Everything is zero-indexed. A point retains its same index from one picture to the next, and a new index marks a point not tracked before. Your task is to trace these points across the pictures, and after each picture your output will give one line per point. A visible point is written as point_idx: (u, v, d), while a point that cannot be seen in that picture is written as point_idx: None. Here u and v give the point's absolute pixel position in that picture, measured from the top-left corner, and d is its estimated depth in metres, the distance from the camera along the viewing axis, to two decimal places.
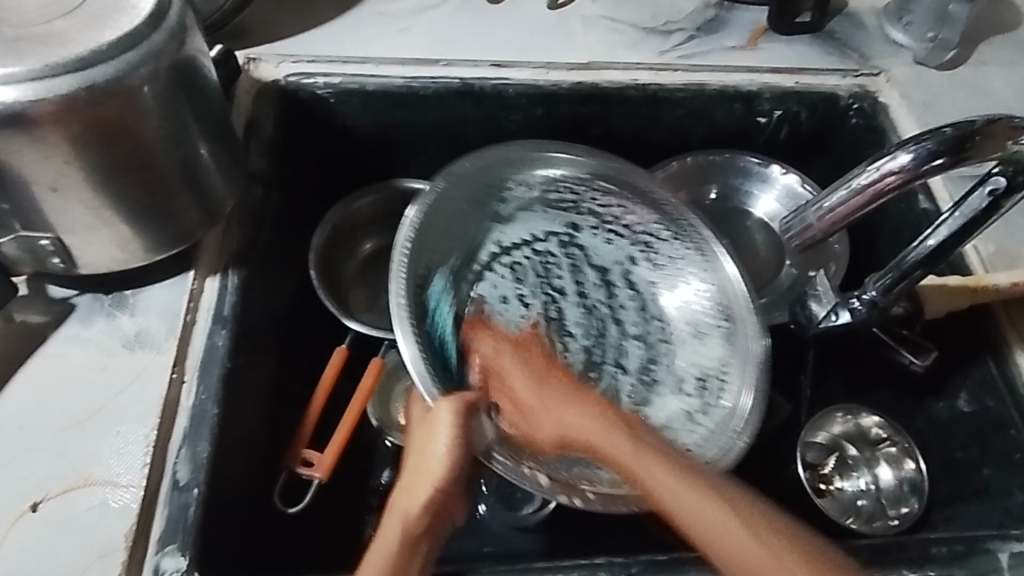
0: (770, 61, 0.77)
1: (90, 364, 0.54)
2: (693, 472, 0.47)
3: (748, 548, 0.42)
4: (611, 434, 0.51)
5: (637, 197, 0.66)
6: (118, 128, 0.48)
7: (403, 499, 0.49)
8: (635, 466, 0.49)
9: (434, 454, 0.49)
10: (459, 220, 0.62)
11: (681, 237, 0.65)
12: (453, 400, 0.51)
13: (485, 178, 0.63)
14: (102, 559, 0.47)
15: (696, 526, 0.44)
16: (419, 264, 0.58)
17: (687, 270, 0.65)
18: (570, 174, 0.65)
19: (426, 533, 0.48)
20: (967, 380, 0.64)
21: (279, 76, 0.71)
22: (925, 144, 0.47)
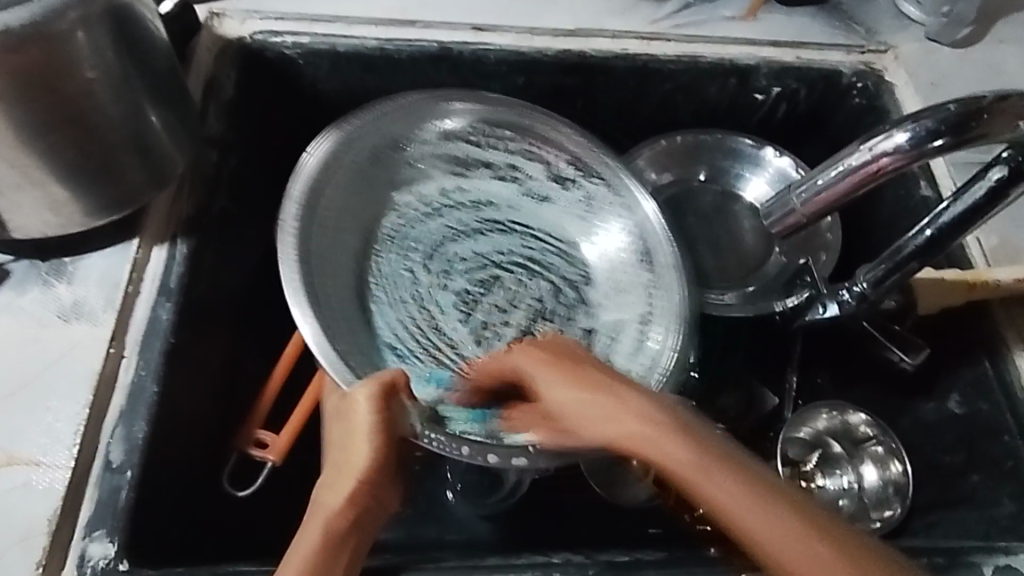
0: (770, 34, 0.72)
1: (23, 335, 0.51)
2: (669, 414, 0.41)
3: (776, 535, 0.36)
4: (605, 392, 0.43)
5: (574, 147, 0.65)
6: (44, 81, 0.44)
7: (325, 492, 0.45)
8: (644, 443, 0.40)
9: (359, 442, 0.46)
10: (350, 178, 0.60)
11: (584, 172, 0.65)
12: (371, 379, 0.48)
13: (369, 142, 0.61)
14: (23, 543, 0.44)
15: (721, 505, 0.37)
16: (321, 243, 0.57)
17: (607, 220, 0.64)
18: (474, 125, 0.64)
19: (353, 527, 0.44)
20: (959, 380, 0.61)
21: (243, 34, 0.66)
22: (925, 122, 0.43)
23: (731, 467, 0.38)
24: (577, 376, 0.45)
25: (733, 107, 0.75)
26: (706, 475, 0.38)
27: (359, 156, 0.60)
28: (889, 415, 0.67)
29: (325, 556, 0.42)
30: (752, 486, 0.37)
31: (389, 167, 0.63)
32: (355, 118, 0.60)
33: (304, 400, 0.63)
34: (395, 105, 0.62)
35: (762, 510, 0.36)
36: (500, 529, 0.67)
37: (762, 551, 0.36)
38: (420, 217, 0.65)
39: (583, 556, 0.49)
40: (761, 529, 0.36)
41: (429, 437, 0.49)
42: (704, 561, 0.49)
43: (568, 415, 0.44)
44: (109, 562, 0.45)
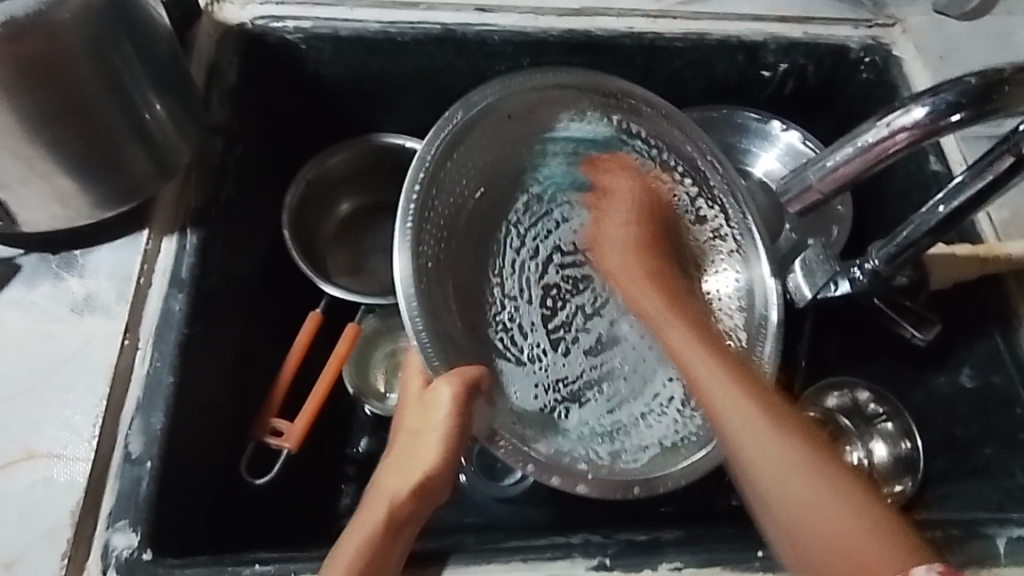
0: (777, 9, 0.71)
1: (36, 329, 0.51)
2: (760, 394, 0.47)
3: (809, 492, 0.43)
4: (677, 312, 0.53)
5: (713, 160, 0.58)
6: (47, 72, 0.43)
7: (394, 479, 0.50)
8: (714, 411, 0.47)
9: (432, 436, 0.50)
10: (479, 144, 0.52)
11: (707, 198, 0.58)
12: (456, 377, 0.48)
13: (513, 106, 0.53)
14: (48, 536, 0.45)
15: (739, 436, 0.46)
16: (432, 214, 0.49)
17: (728, 262, 0.59)
18: (614, 117, 0.56)
19: (412, 514, 0.49)
20: (971, 353, 0.61)
21: (244, 19, 0.65)
22: (942, 96, 0.43)
23: (781, 416, 0.46)
24: (755, 393, 0.47)
25: (740, 84, 0.75)
26: (780, 443, 0.45)
27: (501, 117, 0.52)
28: (900, 390, 0.67)
29: (394, 530, 0.47)
30: (822, 463, 0.44)
31: (526, 136, 0.54)
32: (519, 75, 0.52)
33: (320, 388, 0.63)
34: (536, 81, 0.53)
35: (806, 493, 0.43)
36: (516, 510, 0.67)
37: (781, 510, 0.43)
38: (535, 194, 0.56)
39: (603, 536, 0.49)
40: (793, 494, 0.43)
41: (497, 445, 0.50)
42: (722, 537, 0.50)
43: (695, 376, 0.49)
44: (133, 551, 0.45)
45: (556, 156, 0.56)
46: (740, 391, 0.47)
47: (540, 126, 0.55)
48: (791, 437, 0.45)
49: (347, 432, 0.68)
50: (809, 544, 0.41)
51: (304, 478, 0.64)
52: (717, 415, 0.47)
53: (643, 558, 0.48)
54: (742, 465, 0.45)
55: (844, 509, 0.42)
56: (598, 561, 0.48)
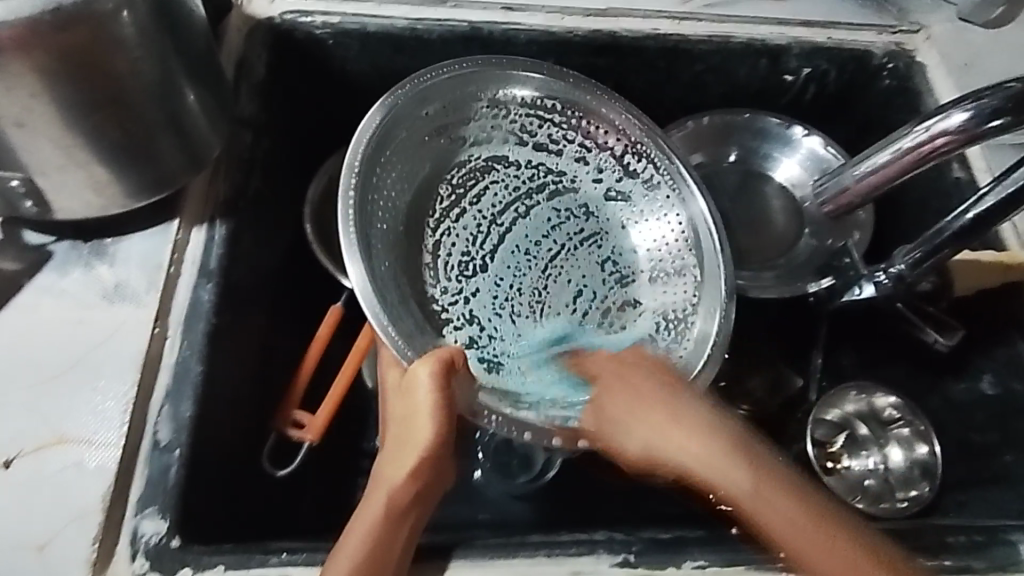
0: (802, 14, 0.72)
1: (67, 316, 0.51)
2: (731, 436, 0.47)
3: (848, 553, 0.43)
4: (695, 440, 0.47)
5: (626, 120, 0.60)
6: (91, 62, 0.44)
7: (390, 468, 0.49)
8: (697, 466, 0.46)
9: (421, 420, 0.48)
10: (407, 143, 0.56)
11: (638, 155, 0.61)
12: (429, 360, 0.47)
13: (432, 103, 0.56)
14: (78, 521, 0.45)
15: (744, 502, 0.45)
16: (372, 206, 0.52)
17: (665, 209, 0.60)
18: (534, 99, 0.59)
19: (413, 500, 0.48)
20: (991, 361, 0.62)
21: (272, 13, 0.66)
22: (984, 103, 0.43)
23: (800, 495, 0.45)
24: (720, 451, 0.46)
25: (762, 88, 0.75)
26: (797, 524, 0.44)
27: (423, 115, 0.56)
28: (919, 396, 0.67)
29: (388, 525, 0.46)
30: (818, 520, 0.44)
31: (443, 127, 0.58)
32: (427, 72, 0.55)
33: (340, 383, 0.63)
34: (448, 71, 0.56)
35: (829, 554, 0.43)
36: (532, 508, 0.68)
37: (810, 565, 0.44)
38: (452, 183, 0.59)
39: (626, 534, 0.50)
40: (832, 568, 0.43)
41: (487, 416, 0.49)
42: (743, 537, 0.50)
43: (671, 447, 0.47)
44: (162, 538, 0.45)
45: (468, 151, 0.60)
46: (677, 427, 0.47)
47: (442, 120, 0.58)
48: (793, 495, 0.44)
49: (364, 425, 0.68)
50: None
51: (322, 471, 0.65)
52: (697, 470, 0.46)
53: (667, 556, 0.48)
54: (758, 523, 0.45)
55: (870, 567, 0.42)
56: (622, 559, 0.48)
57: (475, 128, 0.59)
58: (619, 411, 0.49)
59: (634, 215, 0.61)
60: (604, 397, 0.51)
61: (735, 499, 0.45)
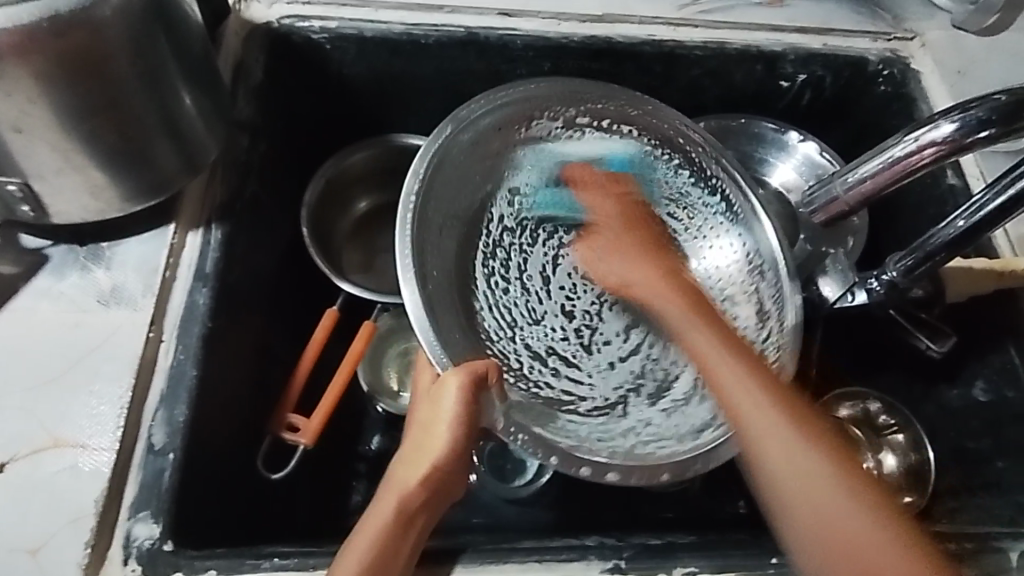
0: (798, 20, 0.72)
1: (64, 319, 0.51)
2: (779, 393, 0.47)
3: (845, 518, 0.42)
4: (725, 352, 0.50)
5: (702, 147, 0.61)
6: (87, 67, 0.44)
7: (404, 468, 0.50)
8: (715, 372, 0.49)
9: (441, 427, 0.49)
10: (463, 173, 0.54)
11: (700, 177, 0.61)
12: (462, 371, 0.47)
13: (500, 125, 0.56)
14: (72, 525, 0.45)
15: (764, 449, 0.45)
16: (434, 232, 0.51)
17: (723, 234, 0.61)
18: (603, 124, 0.59)
19: (422, 505, 0.49)
20: (984, 367, 0.62)
21: (270, 18, 0.66)
22: (972, 112, 0.43)
23: (843, 461, 0.44)
24: (780, 398, 0.47)
25: (758, 93, 0.75)
26: (794, 453, 0.44)
27: (489, 133, 0.55)
28: (911, 402, 0.67)
29: (399, 526, 0.47)
30: (832, 465, 0.44)
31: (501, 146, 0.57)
32: (492, 91, 0.55)
33: (336, 386, 0.64)
34: (516, 92, 0.56)
35: (841, 496, 0.43)
36: (526, 511, 0.68)
37: (811, 520, 0.43)
38: (529, 198, 0.59)
39: (618, 539, 0.50)
40: (829, 522, 0.42)
41: (509, 431, 0.49)
42: (735, 543, 0.50)
43: (704, 353, 0.51)
44: (156, 542, 0.46)
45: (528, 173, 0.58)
46: (736, 373, 0.49)
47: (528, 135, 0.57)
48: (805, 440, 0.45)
49: (360, 428, 0.68)
50: (837, 547, 0.42)
51: (316, 474, 0.65)
52: (716, 377, 0.49)
53: (658, 562, 0.48)
54: (769, 469, 0.45)
55: (870, 530, 0.42)
56: (614, 564, 0.48)
57: (556, 148, 0.59)
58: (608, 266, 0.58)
59: (698, 243, 0.61)
60: (613, 220, 0.59)
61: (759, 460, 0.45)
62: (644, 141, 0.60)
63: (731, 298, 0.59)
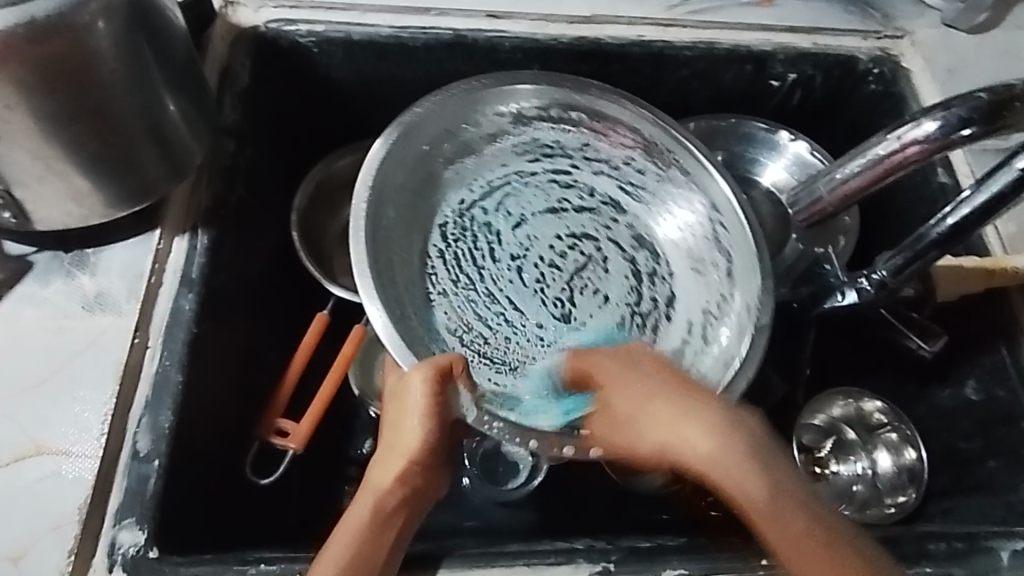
0: (787, 19, 0.72)
1: (48, 326, 0.51)
2: (748, 448, 0.41)
3: (820, 570, 0.38)
4: (692, 413, 0.43)
5: (638, 122, 0.58)
6: (67, 73, 0.44)
7: (377, 470, 0.48)
8: (666, 432, 0.43)
9: (411, 425, 0.48)
10: (410, 182, 0.55)
11: (650, 152, 0.58)
12: (426, 366, 0.47)
13: (449, 125, 0.57)
14: (55, 533, 0.45)
15: (742, 504, 0.40)
16: (384, 249, 0.52)
17: (686, 195, 0.58)
18: (543, 110, 0.58)
19: (399, 506, 0.47)
20: (975, 368, 0.61)
21: (258, 22, 0.66)
22: (954, 111, 0.43)
23: (778, 486, 0.40)
24: (729, 440, 0.41)
25: (749, 93, 0.75)
26: (764, 498, 0.40)
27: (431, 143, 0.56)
28: (904, 401, 0.67)
29: (373, 529, 0.45)
30: (802, 509, 0.39)
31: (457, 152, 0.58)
32: (420, 103, 0.54)
33: (324, 391, 0.63)
34: (470, 87, 0.56)
35: (807, 548, 0.39)
36: (518, 514, 0.68)
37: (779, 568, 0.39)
38: (486, 204, 0.59)
39: (606, 542, 0.49)
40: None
41: (485, 420, 0.49)
42: (725, 547, 0.50)
43: (653, 420, 0.44)
44: (140, 549, 0.45)
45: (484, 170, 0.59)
46: (673, 407, 0.44)
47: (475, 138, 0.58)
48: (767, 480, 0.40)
49: (351, 432, 0.68)
50: None
51: (307, 478, 0.65)
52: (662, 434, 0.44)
53: (646, 564, 0.48)
54: (726, 495, 0.41)
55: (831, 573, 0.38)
56: (601, 567, 0.48)
57: (501, 150, 0.59)
58: (635, 390, 0.46)
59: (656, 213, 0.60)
60: (609, 377, 0.49)
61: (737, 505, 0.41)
62: (583, 119, 0.59)
63: (701, 264, 0.58)
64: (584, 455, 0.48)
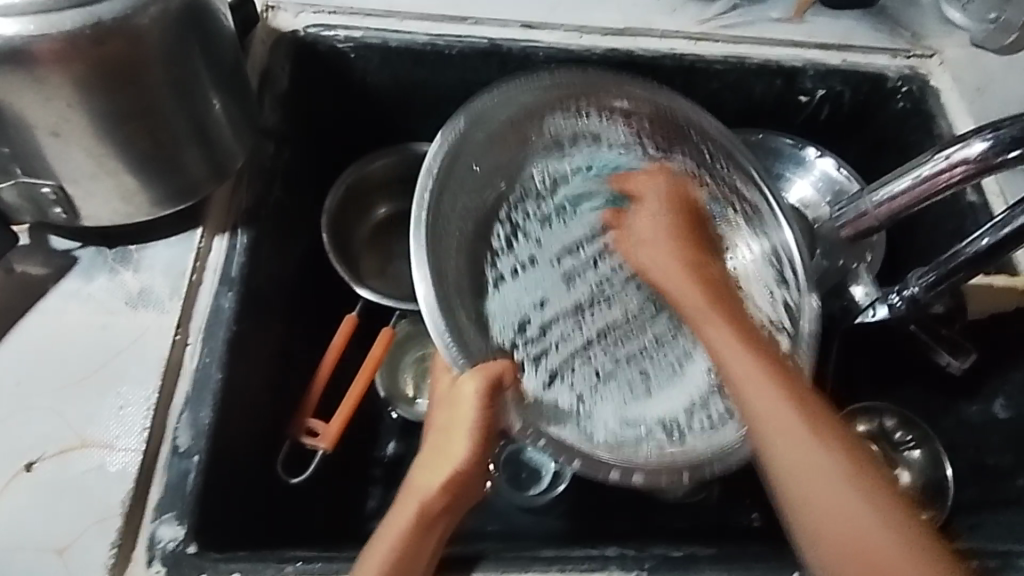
0: (817, 36, 0.73)
1: (91, 321, 0.52)
2: (777, 365, 0.46)
3: (817, 467, 0.42)
4: (728, 349, 0.47)
5: (712, 141, 0.57)
6: (124, 74, 0.45)
7: (424, 471, 0.49)
8: (759, 426, 0.44)
9: (460, 433, 0.48)
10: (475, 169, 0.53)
11: (719, 180, 0.58)
12: (479, 372, 0.47)
13: (519, 113, 0.54)
14: (98, 525, 0.46)
15: (767, 432, 0.44)
16: (442, 249, 0.49)
17: (746, 231, 0.58)
18: (619, 114, 0.56)
19: (445, 509, 0.48)
20: (1006, 384, 0.63)
21: (296, 27, 0.67)
22: (1003, 132, 0.44)
23: (820, 428, 0.43)
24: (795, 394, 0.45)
25: (777, 108, 0.76)
26: (800, 442, 0.43)
27: (503, 125, 0.54)
28: (928, 417, 0.67)
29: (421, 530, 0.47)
30: (844, 468, 0.42)
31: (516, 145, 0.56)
32: (486, 95, 0.52)
33: (353, 392, 0.64)
34: (534, 85, 0.54)
35: (841, 493, 0.41)
36: (542, 520, 0.68)
37: (799, 501, 0.42)
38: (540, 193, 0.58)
39: (638, 550, 0.50)
40: (824, 497, 0.41)
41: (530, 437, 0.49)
42: (757, 558, 0.50)
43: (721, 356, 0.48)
44: (179, 544, 0.46)
45: (538, 166, 0.57)
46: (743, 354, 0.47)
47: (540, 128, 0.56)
48: (812, 416, 0.44)
49: (376, 435, 0.69)
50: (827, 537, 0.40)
51: (333, 480, 0.65)
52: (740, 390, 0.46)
53: (679, 573, 0.48)
54: (768, 449, 0.43)
55: (844, 495, 0.41)
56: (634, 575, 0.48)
57: (565, 139, 0.57)
58: (648, 228, 0.54)
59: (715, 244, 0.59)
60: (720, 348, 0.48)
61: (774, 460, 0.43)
62: (659, 132, 0.57)
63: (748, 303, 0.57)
64: (628, 479, 0.49)
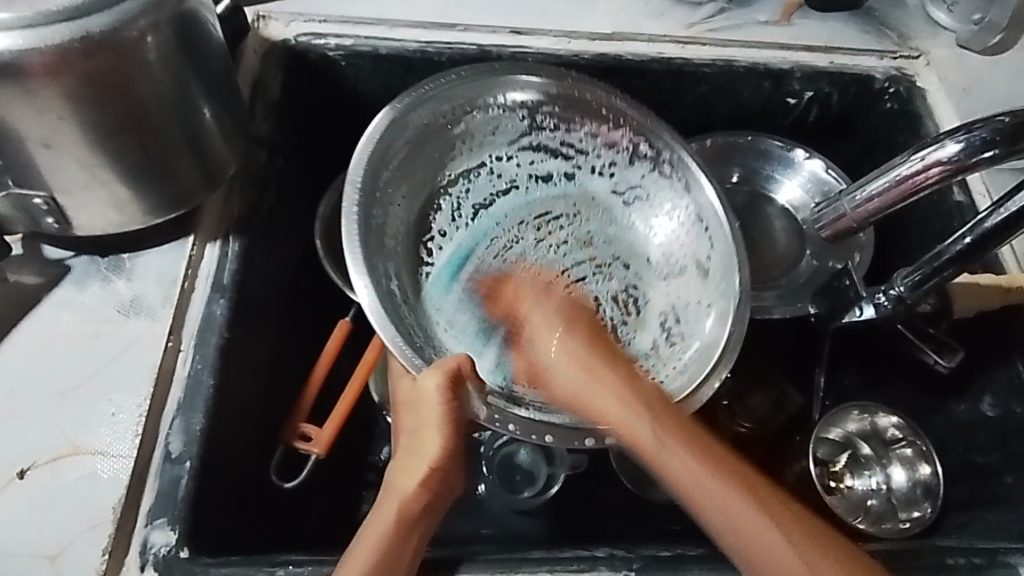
0: (804, 39, 0.73)
1: (84, 329, 0.53)
2: (654, 399, 0.49)
3: (733, 511, 0.44)
4: (637, 411, 0.48)
5: (618, 112, 0.60)
6: (114, 86, 0.46)
7: (402, 476, 0.51)
8: (653, 451, 0.47)
9: (430, 431, 0.51)
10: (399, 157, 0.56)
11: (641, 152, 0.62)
12: (440, 367, 0.49)
13: (432, 109, 0.58)
14: (92, 531, 0.46)
15: (680, 482, 0.46)
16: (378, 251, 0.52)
17: (670, 199, 0.62)
18: (523, 100, 0.60)
19: (424, 505, 0.50)
20: (992, 382, 0.62)
21: (288, 36, 0.68)
22: (977, 133, 0.45)
23: (731, 476, 0.46)
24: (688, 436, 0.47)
25: (766, 109, 0.76)
26: (705, 481, 0.46)
27: (419, 125, 0.57)
28: (919, 415, 0.68)
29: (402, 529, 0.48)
30: (744, 496, 0.45)
31: (439, 143, 0.59)
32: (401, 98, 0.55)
33: (347, 397, 0.64)
34: (439, 84, 0.57)
35: (760, 526, 0.44)
36: (536, 521, 0.68)
37: (729, 536, 0.44)
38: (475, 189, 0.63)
39: (628, 550, 0.50)
40: (727, 515, 0.44)
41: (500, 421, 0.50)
42: None
43: (591, 402, 0.50)
44: (171, 549, 0.46)
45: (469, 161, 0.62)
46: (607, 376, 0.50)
47: (460, 119, 0.59)
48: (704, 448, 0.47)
49: (371, 439, 0.69)
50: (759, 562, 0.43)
51: (327, 485, 0.66)
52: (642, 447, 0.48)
53: (668, 573, 0.49)
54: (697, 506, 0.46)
55: (754, 530, 0.44)
56: (623, 574, 0.49)
57: (495, 128, 0.61)
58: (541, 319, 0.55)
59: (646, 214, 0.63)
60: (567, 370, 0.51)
61: (667, 476, 0.47)
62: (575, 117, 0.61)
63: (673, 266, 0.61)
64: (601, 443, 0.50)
